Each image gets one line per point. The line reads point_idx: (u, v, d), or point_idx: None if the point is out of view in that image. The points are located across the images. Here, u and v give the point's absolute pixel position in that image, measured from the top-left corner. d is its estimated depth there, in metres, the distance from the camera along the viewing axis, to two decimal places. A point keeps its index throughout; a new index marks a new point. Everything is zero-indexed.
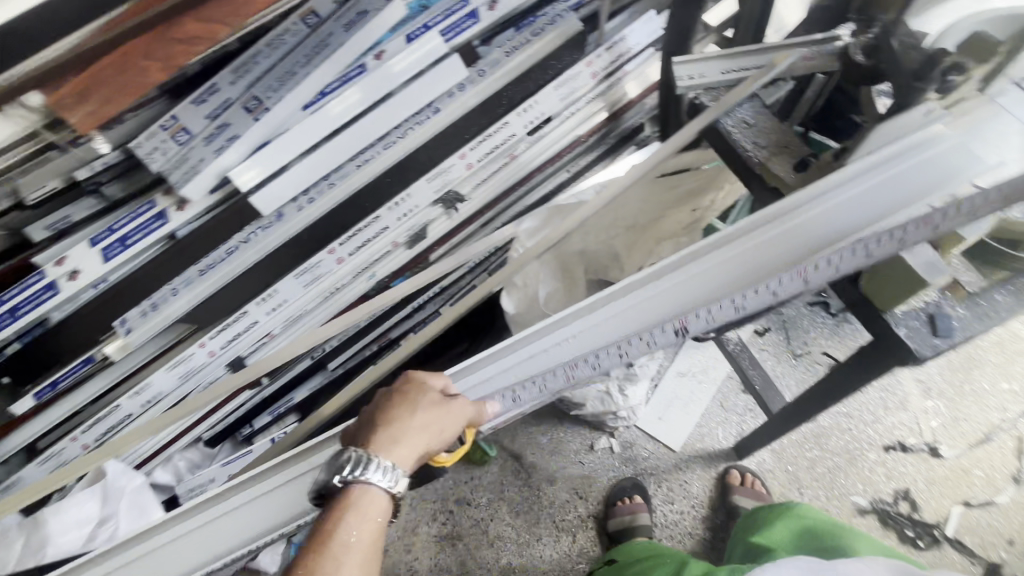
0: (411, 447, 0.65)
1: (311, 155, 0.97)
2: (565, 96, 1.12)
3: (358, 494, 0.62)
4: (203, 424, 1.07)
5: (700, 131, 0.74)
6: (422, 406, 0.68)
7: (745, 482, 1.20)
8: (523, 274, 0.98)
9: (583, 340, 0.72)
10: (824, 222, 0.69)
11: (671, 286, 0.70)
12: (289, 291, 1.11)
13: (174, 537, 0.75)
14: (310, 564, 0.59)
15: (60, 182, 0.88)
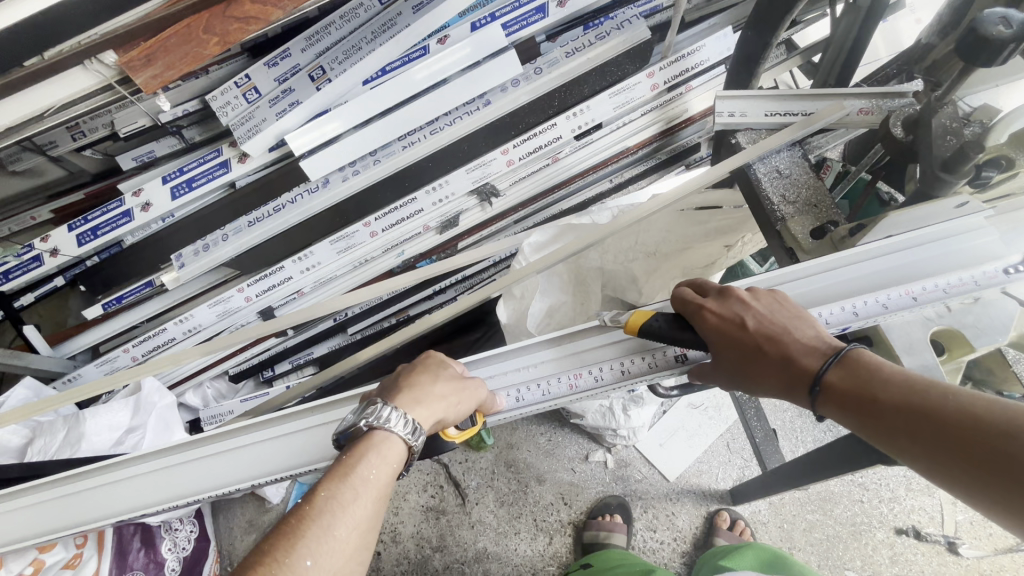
0: (429, 411, 0.59)
1: (361, 130, 1.01)
2: (620, 105, 1.08)
3: (381, 437, 0.56)
4: (231, 360, 1.18)
5: (735, 171, 0.67)
6: (443, 377, 0.63)
7: (735, 529, 1.16)
8: (521, 285, 0.95)
9: (502, 381, 0.68)
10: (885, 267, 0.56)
11: (618, 335, 0.67)
12: (323, 254, 1.17)
13: (134, 474, 0.71)
14: (314, 508, 0.51)
15: (148, 121, 0.99)
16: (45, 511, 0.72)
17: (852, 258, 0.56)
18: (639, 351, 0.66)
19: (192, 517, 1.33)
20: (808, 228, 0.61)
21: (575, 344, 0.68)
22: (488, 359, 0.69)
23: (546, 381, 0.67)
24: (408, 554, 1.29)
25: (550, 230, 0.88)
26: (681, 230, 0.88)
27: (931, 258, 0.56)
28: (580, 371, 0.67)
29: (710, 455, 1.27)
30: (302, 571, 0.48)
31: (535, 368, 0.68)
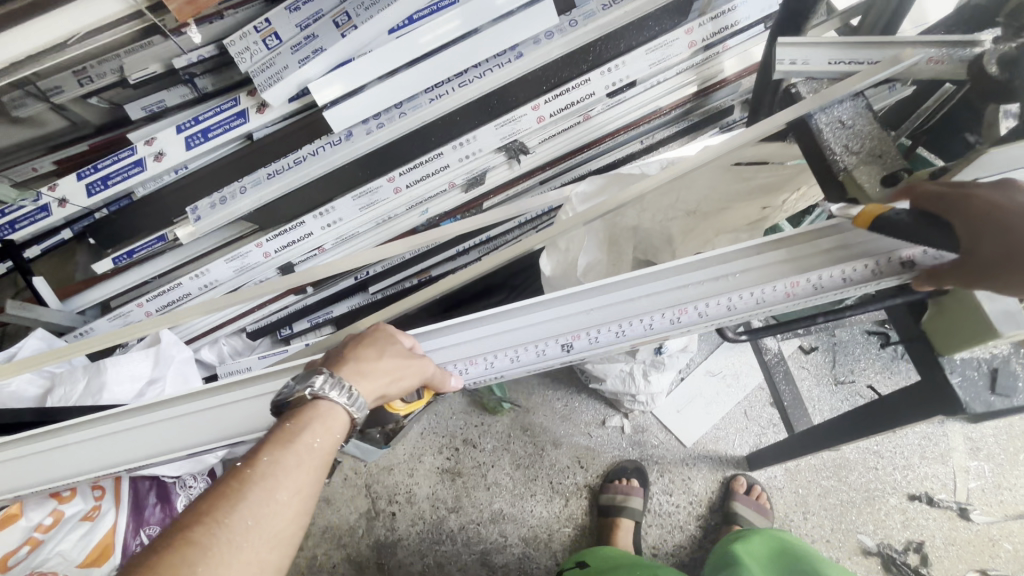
0: (378, 384, 0.55)
1: (388, 81, 0.97)
2: (656, 62, 1.05)
3: (326, 407, 0.52)
4: (249, 316, 1.16)
5: (792, 123, 0.66)
6: (391, 351, 0.57)
7: (750, 492, 1.18)
8: (567, 237, 0.92)
9: (598, 316, 0.60)
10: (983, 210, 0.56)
11: (697, 278, 0.59)
12: (346, 210, 1.14)
13: (192, 410, 0.73)
14: (255, 471, 0.46)
15: (159, 68, 0.93)
16: (104, 445, 0.74)
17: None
18: (748, 286, 0.58)
19: (206, 475, 1.27)
20: (877, 177, 0.59)
21: (680, 280, 0.59)
22: (577, 293, 0.61)
23: (648, 315, 0.59)
24: (424, 513, 1.30)
25: (597, 180, 0.90)
26: (726, 188, 0.86)
27: None
28: (685, 307, 0.59)
29: (727, 422, 1.28)
30: (240, 532, 0.43)
31: (631, 304, 0.60)
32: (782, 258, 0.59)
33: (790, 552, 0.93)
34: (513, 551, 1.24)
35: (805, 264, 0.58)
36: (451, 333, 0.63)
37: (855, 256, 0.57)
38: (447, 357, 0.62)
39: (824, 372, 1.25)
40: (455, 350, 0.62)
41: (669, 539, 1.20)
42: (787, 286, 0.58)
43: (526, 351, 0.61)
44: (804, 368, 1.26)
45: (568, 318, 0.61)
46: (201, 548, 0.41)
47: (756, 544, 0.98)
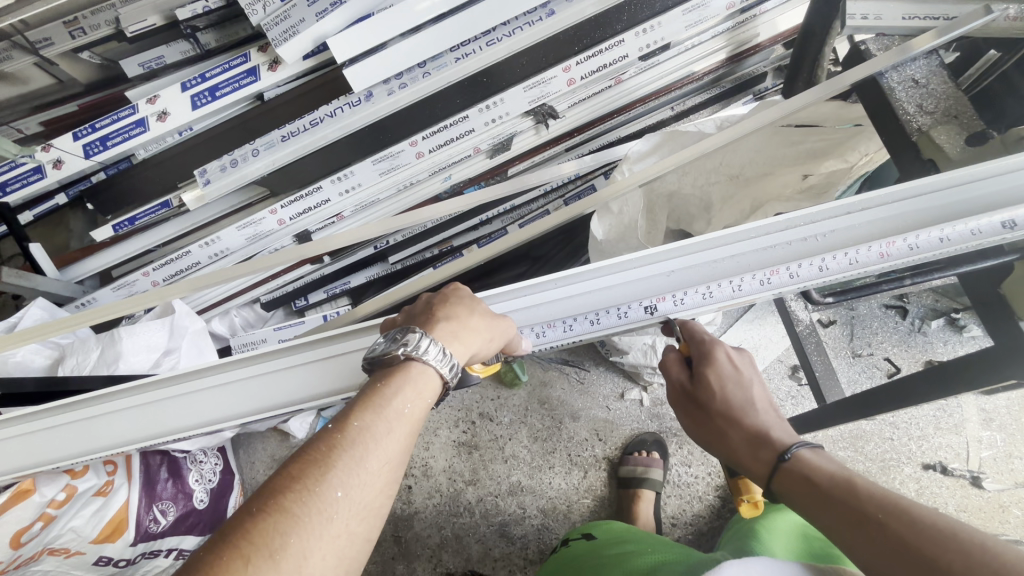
0: (469, 347, 0.53)
1: (411, 38, 0.91)
2: (692, 23, 1.01)
3: (418, 369, 0.50)
4: (263, 287, 1.12)
5: (861, 83, 0.64)
6: (479, 310, 0.56)
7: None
8: (620, 200, 0.88)
9: (685, 278, 0.58)
10: None
11: (774, 241, 0.57)
12: (365, 175, 1.09)
13: (223, 382, 0.66)
14: (346, 438, 0.45)
15: (159, 20, 0.87)
16: (124, 422, 0.67)
17: (1008, 167, 0.54)
18: (842, 247, 0.56)
19: (215, 449, 1.25)
20: (958, 136, 0.58)
21: (772, 239, 0.57)
22: (662, 253, 0.59)
23: (737, 277, 0.57)
24: (441, 487, 1.29)
25: (649, 142, 0.91)
26: (771, 153, 0.85)
27: None
28: (777, 268, 0.57)
29: None
30: (330, 503, 0.41)
31: (717, 267, 0.58)
32: (883, 216, 0.55)
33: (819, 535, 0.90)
34: (532, 523, 1.23)
35: (903, 223, 0.55)
36: (530, 295, 0.61)
37: (943, 221, 0.54)
38: (529, 319, 0.61)
39: (843, 344, 1.26)
40: (536, 311, 0.60)
41: (687, 509, 1.22)
42: (886, 248, 0.55)
43: (607, 313, 0.60)
44: (823, 342, 1.26)
45: (645, 281, 0.59)
46: (294, 517, 0.40)
47: (786, 516, 0.94)
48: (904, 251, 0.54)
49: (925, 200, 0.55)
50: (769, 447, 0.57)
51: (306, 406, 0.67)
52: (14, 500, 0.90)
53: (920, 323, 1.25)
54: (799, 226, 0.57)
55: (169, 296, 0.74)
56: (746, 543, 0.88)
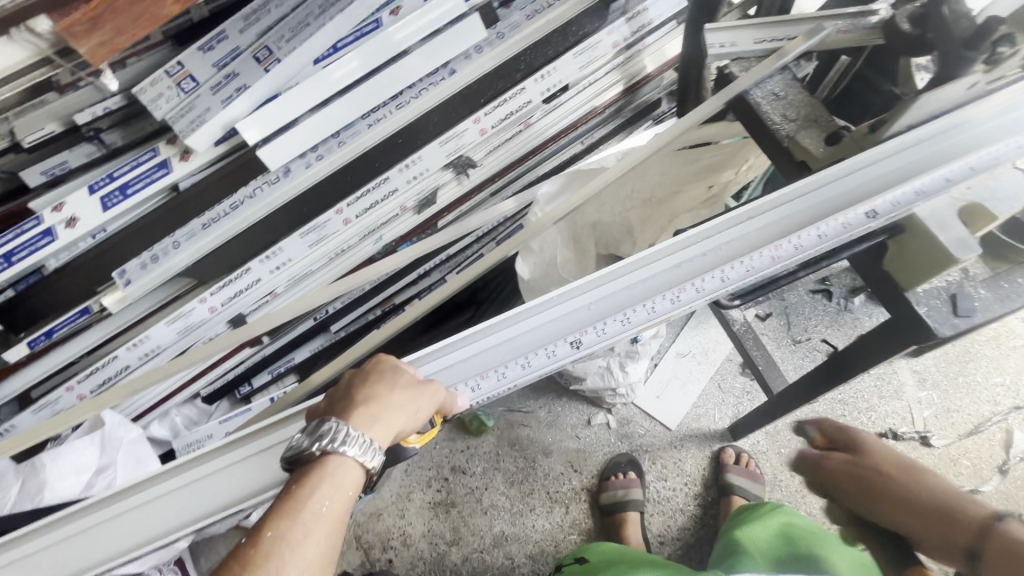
0: (386, 432, 0.53)
1: (321, 112, 0.93)
2: (584, 65, 1.09)
3: (334, 463, 0.51)
4: (202, 379, 1.07)
5: (733, 101, 0.71)
6: (401, 385, 0.56)
7: (738, 462, 1.22)
8: (540, 238, 0.92)
9: (605, 309, 0.61)
10: (931, 155, 0.62)
11: (680, 259, 0.62)
12: (294, 249, 1.08)
13: (162, 492, 0.63)
14: (261, 550, 0.47)
15: (58, 127, 0.83)
16: (53, 561, 0.61)
17: (861, 162, 0.61)
18: (736, 257, 0.61)
19: (172, 564, 1.15)
20: (820, 139, 0.66)
21: (677, 258, 0.62)
22: (578, 288, 0.62)
23: (649, 299, 0.61)
24: (422, 554, 1.23)
25: (558, 180, 0.96)
26: (675, 170, 0.89)
27: (911, 161, 0.62)
28: (684, 285, 0.61)
29: (701, 398, 1.31)
30: None
31: (632, 293, 0.61)
32: (768, 222, 0.62)
33: (801, 535, 0.91)
34: (522, 572, 1.19)
35: (787, 228, 0.61)
36: (460, 348, 0.62)
37: (818, 218, 0.61)
38: (462, 372, 0.61)
39: (781, 334, 1.33)
40: (469, 362, 0.61)
41: (672, 525, 1.22)
42: (776, 252, 0.60)
43: (536, 354, 0.61)
44: (764, 335, 1.33)
45: (567, 317, 0.62)
46: None
47: (766, 523, 0.97)
48: (792, 250, 0.60)
49: (796, 203, 0.61)
50: (961, 524, 0.58)
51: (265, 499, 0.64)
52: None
53: (845, 301, 1.33)
54: (694, 241, 0.62)
55: (100, 409, 0.73)
56: (728, 559, 0.90)
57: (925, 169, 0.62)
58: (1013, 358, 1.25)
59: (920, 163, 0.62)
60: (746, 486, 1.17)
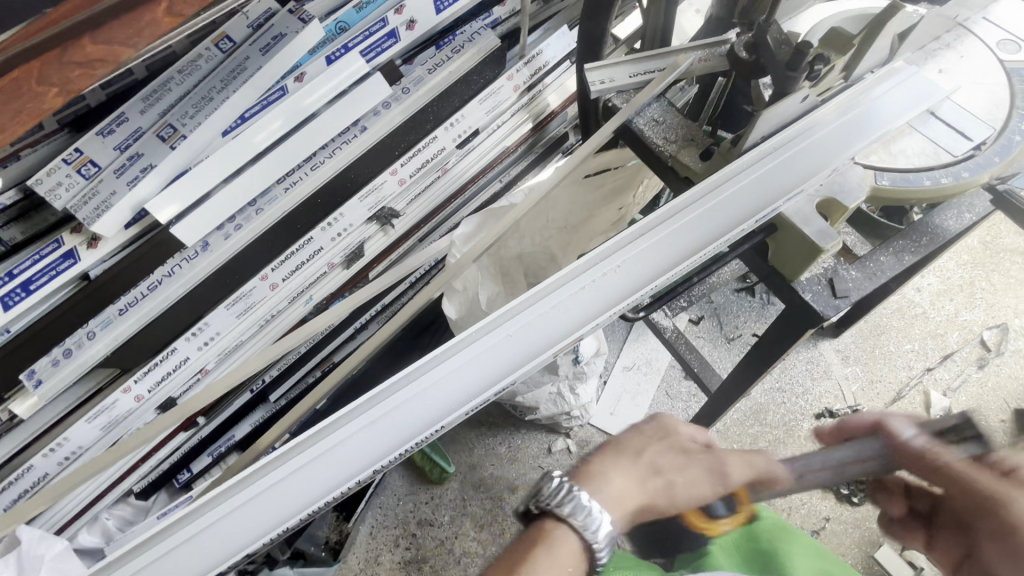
0: (623, 493, 0.63)
1: (235, 182, 0.93)
2: (490, 109, 1.17)
3: (558, 534, 0.57)
4: (135, 473, 1.00)
5: (619, 129, 0.77)
6: (675, 448, 0.72)
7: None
8: (462, 278, 0.95)
9: (522, 342, 0.60)
10: (806, 157, 0.66)
11: (593, 281, 0.61)
12: (221, 323, 1.05)
13: None
14: None
15: None
16: None
17: (741, 171, 0.65)
18: (644, 273, 0.62)
19: None
20: (696, 155, 0.73)
21: (584, 279, 0.62)
22: (494, 323, 0.60)
23: (567, 326, 0.61)
24: None
25: (472, 222, 0.99)
26: (582, 199, 0.95)
27: (790, 165, 0.66)
28: (597, 308, 0.61)
29: (651, 407, 1.35)
30: None
31: (544, 322, 0.60)
32: (665, 234, 0.63)
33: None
34: None
35: (684, 238, 0.63)
36: (379, 403, 0.58)
37: (715, 226, 0.63)
38: (384, 427, 0.58)
39: (713, 335, 1.40)
40: (391, 418, 0.58)
41: None
42: (674, 265, 0.62)
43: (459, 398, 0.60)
44: (699, 338, 1.40)
45: (486, 356, 0.59)
46: None
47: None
48: (687, 261, 0.63)
49: (691, 214, 0.64)
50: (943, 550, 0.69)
51: (252, 550, 0.56)
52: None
53: (767, 295, 1.43)
54: (603, 261, 0.62)
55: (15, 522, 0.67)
56: None
57: (802, 173, 0.66)
58: (917, 324, 1.37)
59: (798, 167, 0.66)
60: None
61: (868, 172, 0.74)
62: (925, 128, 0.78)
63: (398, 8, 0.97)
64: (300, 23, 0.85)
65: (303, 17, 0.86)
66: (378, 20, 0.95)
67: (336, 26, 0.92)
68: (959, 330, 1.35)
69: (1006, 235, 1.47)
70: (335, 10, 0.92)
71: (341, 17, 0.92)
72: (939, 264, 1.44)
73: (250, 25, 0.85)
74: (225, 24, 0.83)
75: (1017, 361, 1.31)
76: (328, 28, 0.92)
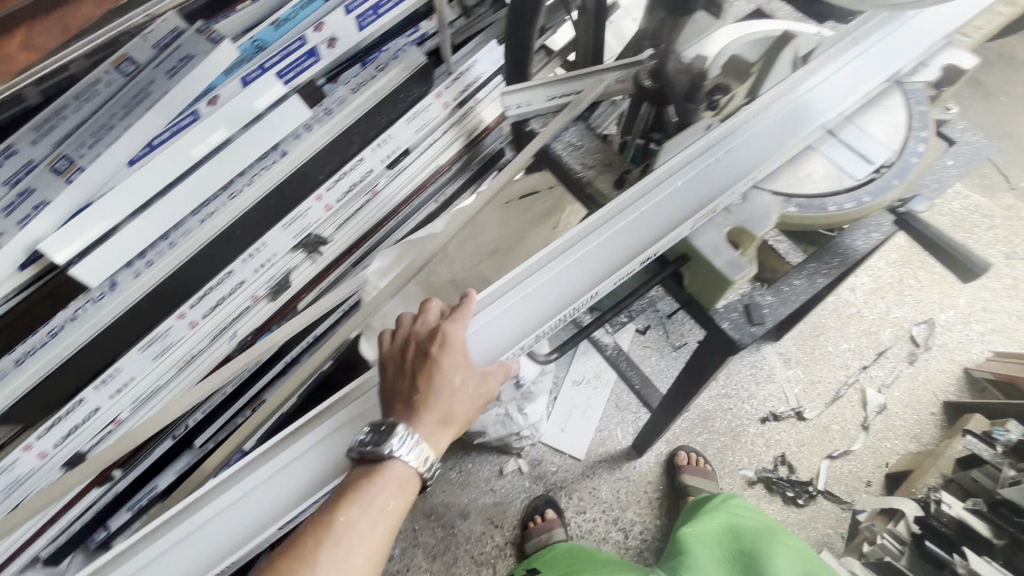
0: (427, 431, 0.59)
1: (144, 214, 0.86)
2: (419, 127, 1.12)
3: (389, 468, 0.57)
4: (41, 539, 0.89)
5: (537, 153, 0.76)
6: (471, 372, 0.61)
7: (691, 462, 1.25)
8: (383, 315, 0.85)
9: (507, 323, 0.64)
10: (741, 156, 0.69)
11: (547, 278, 0.64)
12: (135, 366, 0.95)
13: None
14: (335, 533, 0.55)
15: None
16: None
17: (674, 171, 0.67)
18: (598, 268, 0.65)
19: None
20: (610, 182, 0.73)
21: (546, 272, 0.65)
22: (486, 300, 0.64)
23: (537, 318, 0.64)
24: None
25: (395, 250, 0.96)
26: (512, 222, 0.93)
27: (720, 165, 0.68)
28: (558, 303, 0.64)
29: (603, 420, 1.34)
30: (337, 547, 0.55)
31: (512, 314, 0.64)
32: (614, 230, 0.66)
33: (748, 529, 0.95)
34: None
35: (631, 236, 0.66)
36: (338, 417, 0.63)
37: (659, 223, 0.66)
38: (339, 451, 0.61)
39: (659, 345, 1.41)
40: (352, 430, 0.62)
41: None
42: (623, 261, 0.65)
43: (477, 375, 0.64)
44: (645, 348, 1.40)
45: (492, 327, 0.64)
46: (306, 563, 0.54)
47: (708, 521, 1.00)
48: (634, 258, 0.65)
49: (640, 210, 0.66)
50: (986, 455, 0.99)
51: None
52: (398, 491, 0.58)
53: None
54: (562, 254, 0.65)
55: None
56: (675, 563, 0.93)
57: (738, 174, 0.68)
58: (854, 323, 1.41)
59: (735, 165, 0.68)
60: (702, 484, 1.19)
61: (776, 201, 0.74)
62: (830, 153, 0.80)
63: (317, 26, 0.92)
64: (212, 43, 0.80)
65: (214, 36, 0.81)
66: (297, 38, 0.90)
67: (253, 45, 0.87)
68: (891, 327, 1.39)
69: None
70: (251, 29, 0.87)
71: (257, 36, 0.87)
72: (870, 263, 1.48)
73: (155, 46, 0.80)
74: (125, 45, 0.78)
75: (943, 354, 1.36)
76: (244, 47, 0.87)
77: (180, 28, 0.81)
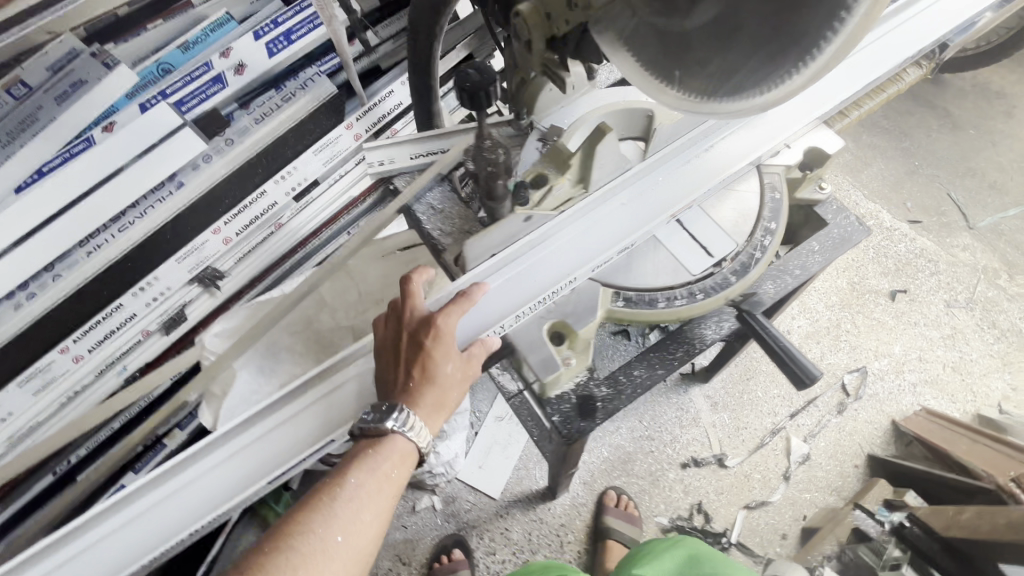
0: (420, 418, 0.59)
1: (28, 244, 0.83)
2: (327, 160, 1.10)
3: (396, 439, 0.59)
4: None
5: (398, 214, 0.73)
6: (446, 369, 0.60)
7: (620, 504, 1.22)
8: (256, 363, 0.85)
9: (483, 310, 0.63)
10: (706, 164, 0.70)
11: (528, 262, 0.64)
12: (12, 402, 0.92)
13: None
14: (339, 492, 0.56)
15: None
16: None
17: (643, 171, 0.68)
18: (577, 256, 0.64)
19: None
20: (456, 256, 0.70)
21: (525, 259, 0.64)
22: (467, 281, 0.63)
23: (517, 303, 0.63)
24: None
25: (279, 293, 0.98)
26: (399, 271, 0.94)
27: (684, 172, 0.69)
28: (536, 290, 0.63)
29: (522, 458, 1.32)
30: (331, 544, 0.54)
31: (492, 298, 0.63)
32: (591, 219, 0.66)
33: (708, 557, 0.83)
34: None
35: (608, 227, 0.66)
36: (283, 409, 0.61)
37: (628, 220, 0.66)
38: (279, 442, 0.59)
39: None
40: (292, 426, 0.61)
41: None
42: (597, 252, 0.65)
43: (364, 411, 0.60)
44: None
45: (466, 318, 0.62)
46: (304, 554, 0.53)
47: (671, 554, 0.85)
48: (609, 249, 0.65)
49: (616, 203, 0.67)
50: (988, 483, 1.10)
51: None
52: (400, 461, 0.60)
53: None
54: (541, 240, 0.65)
55: None
56: None
57: (705, 176, 0.69)
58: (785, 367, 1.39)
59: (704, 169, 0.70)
60: (624, 529, 1.17)
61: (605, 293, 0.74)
62: (669, 240, 0.79)
63: (223, 52, 0.94)
64: (106, 68, 0.83)
65: (108, 61, 0.83)
66: (201, 65, 0.93)
67: (159, 68, 0.90)
68: (823, 374, 1.38)
69: (872, 275, 1.54)
70: (157, 52, 0.91)
71: (162, 59, 0.91)
72: (809, 306, 1.48)
73: (49, 68, 0.80)
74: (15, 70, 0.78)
75: (873, 405, 1.36)
76: (146, 71, 0.89)
77: (74, 50, 0.82)
